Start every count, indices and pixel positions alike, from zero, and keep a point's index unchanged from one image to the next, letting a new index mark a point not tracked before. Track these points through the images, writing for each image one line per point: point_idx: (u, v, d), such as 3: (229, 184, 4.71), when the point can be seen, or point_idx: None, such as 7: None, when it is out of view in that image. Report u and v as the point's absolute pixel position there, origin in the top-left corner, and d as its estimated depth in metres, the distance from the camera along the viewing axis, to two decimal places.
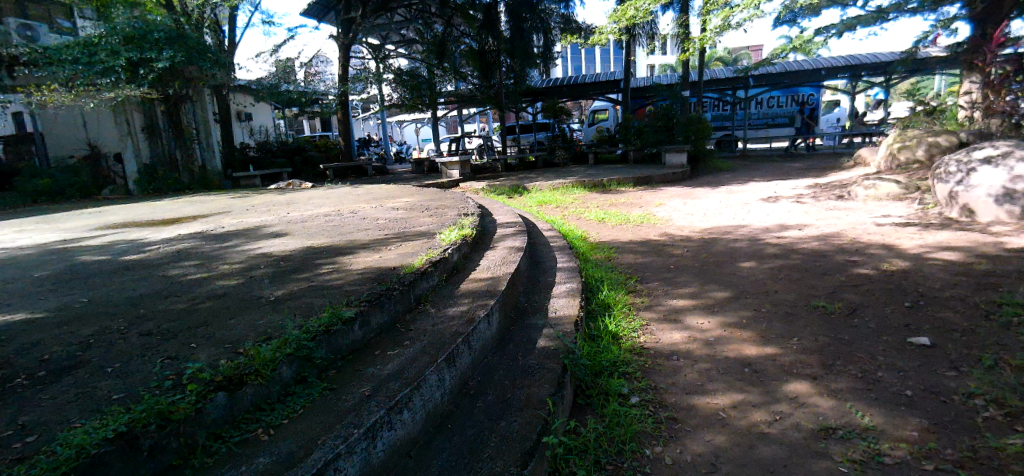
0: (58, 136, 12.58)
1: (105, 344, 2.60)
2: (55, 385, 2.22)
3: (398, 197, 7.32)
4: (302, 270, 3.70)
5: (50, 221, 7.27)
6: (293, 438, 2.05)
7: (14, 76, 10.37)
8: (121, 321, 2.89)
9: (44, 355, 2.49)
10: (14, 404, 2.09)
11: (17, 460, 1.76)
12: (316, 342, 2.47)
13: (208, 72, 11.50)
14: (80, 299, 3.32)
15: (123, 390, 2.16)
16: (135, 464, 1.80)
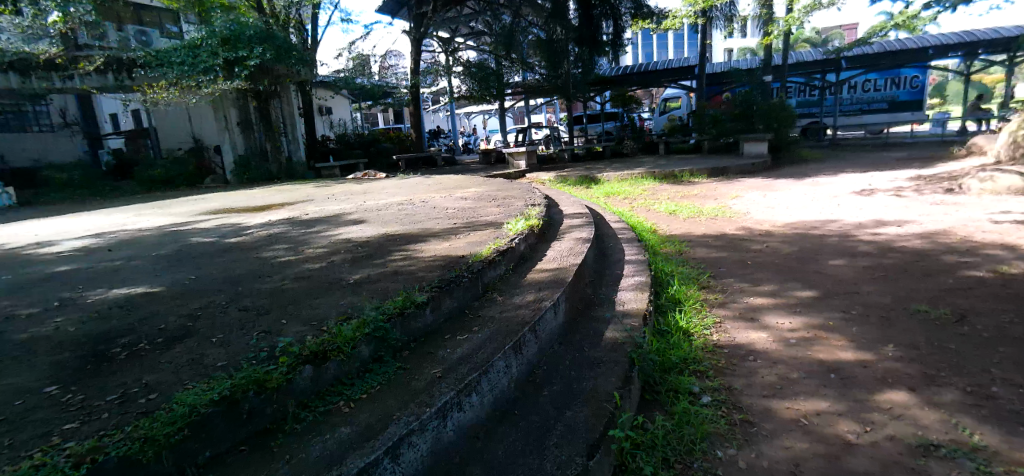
0: (167, 132, 14.24)
1: (211, 316, 2.80)
2: (170, 351, 2.40)
3: (467, 187, 7.40)
4: (377, 256, 3.81)
5: (161, 206, 7.97)
6: (371, 410, 2.12)
7: (133, 77, 11.60)
8: (223, 296, 3.11)
9: (162, 324, 2.71)
10: (138, 365, 2.28)
11: (144, 413, 1.91)
12: (391, 323, 2.55)
13: (294, 69, 12.09)
14: (190, 276, 3.59)
15: (226, 358, 2.30)
16: (235, 424, 1.93)
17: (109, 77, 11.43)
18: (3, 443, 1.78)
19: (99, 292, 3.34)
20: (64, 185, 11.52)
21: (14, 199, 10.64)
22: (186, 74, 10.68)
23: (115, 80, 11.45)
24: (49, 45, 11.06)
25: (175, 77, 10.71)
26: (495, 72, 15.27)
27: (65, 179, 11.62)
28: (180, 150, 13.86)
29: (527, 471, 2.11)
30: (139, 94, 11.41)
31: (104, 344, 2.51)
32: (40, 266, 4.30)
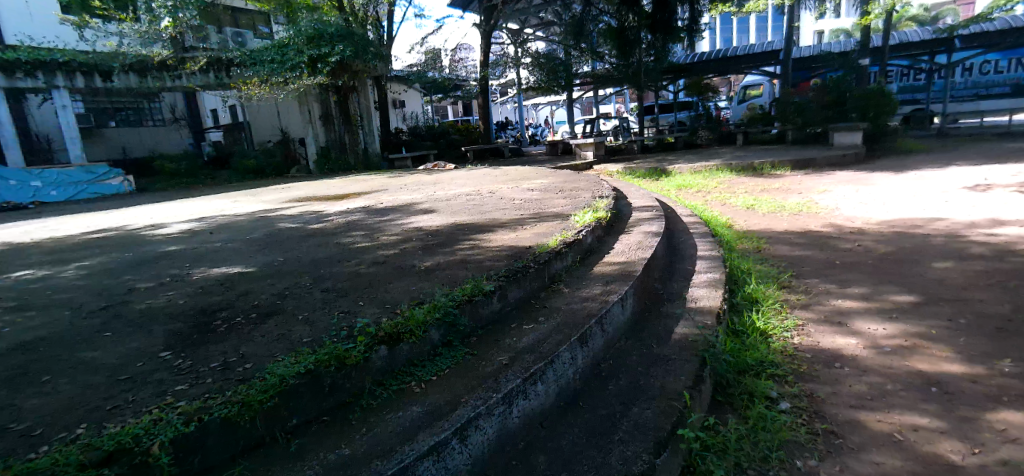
0: (260, 125, 15.47)
1: (297, 295, 2.98)
2: (262, 326, 2.57)
3: (534, 179, 7.35)
4: (446, 245, 3.84)
5: (252, 194, 8.54)
6: (441, 392, 2.15)
7: (231, 75, 12.36)
8: (307, 278, 3.30)
9: (255, 301, 2.94)
10: (235, 337, 2.47)
11: (241, 380, 2.05)
12: (460, 309, 2.56)
13: (371, 64, 12.47)
14: (277, 259, 3.82)
15: (311, 335, 2.42)
16: (319, 396, 2.02)
17: (211, 75, 12.24)
18: (126, 398, 1.97)
19: (203, 271, 3.64)
20: (171, 174, 12.47)
21: (130, 186, 11.81)
22: (276, 71, 11.42)
23: (217, 79, 12.26)
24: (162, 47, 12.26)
25: (266, 74, 11.37)
26: (564, 63, 15.27)
27: (174, 168, 12.61)
28: (269, 142, 14.92)
29: (592, 465, 2.06)
30: (236, 92, 12.25)
31: (207, 317, 2.74)
32: (150, 246, 4.70)
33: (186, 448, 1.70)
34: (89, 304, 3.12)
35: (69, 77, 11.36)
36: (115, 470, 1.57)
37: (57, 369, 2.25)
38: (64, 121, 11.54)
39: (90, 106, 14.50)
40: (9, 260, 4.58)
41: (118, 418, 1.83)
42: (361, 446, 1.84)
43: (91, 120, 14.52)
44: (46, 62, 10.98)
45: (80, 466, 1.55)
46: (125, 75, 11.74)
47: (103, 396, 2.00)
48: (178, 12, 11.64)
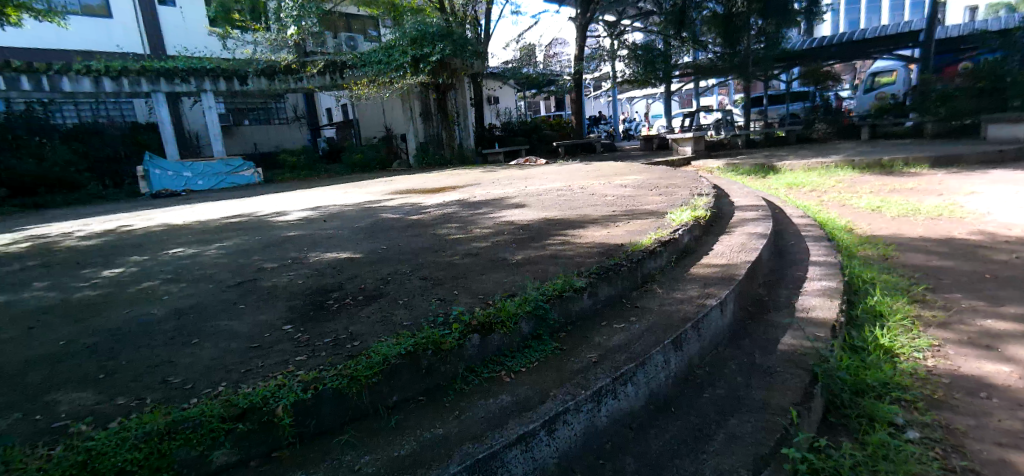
0: (366, 121, 16.38)
1: (398, 281, 3.13)
2: (368, 307, 2.76)
3: (629, 174, 7.10)
4: (537, 239, 3.79)
5: (358, 185, 9.07)
6: (530, 384, 2.15)
7: (344, 77, 12.85)
8: (406, 266, 3.43)
9: (362, 284, 3.13)
10: (346, 315, 2.67)
11: (350, 356, 2.20)
12: (550, 304, 2.54)
13: (469, 62, 12.65)
14: (380, 247, 3.98)
15: (411, 319, 2.55)
16: (417, 376, 2.12)
17: (327, 77, 12.88)
18: (257, 363, 2.20)
19: (316, 255, 3.89)
20: (292, 167, 13.52)
21: (259, 177, 12.91)
22: (382, 71, 12.01)
23: (332, 80, 12.81)
24: (288, 53, 13.35)
25: (374, 74, 12.10)
26: (663, 54, 14.36)
27: (294, 161, 13.64)
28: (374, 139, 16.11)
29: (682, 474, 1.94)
30: (349, 93, 12.98)
31: (321, 296, 2.96)
32: (274, 231, 5.09)
33: (304, 413, 1.87)
34: (227, 280, 3.45)
35: (214, 81, 12.51)
36: (247, 426, 1.78)
37: (203, 333, 2.58)
38: (210, 121, 12.74)
39: (229, 107, 16.04)
40: (162, 239, 5.16)
41: (249, 380, 2.05)
42: (454, 428, 1.91)
43: (230, 119, 16.04)
44: (199, 70, 12.22)
45: (221, 419, 1.76)
46: (258, 78, 12.84)
47: (237, 360, 2.25)
48: (301, 20, 12.50)
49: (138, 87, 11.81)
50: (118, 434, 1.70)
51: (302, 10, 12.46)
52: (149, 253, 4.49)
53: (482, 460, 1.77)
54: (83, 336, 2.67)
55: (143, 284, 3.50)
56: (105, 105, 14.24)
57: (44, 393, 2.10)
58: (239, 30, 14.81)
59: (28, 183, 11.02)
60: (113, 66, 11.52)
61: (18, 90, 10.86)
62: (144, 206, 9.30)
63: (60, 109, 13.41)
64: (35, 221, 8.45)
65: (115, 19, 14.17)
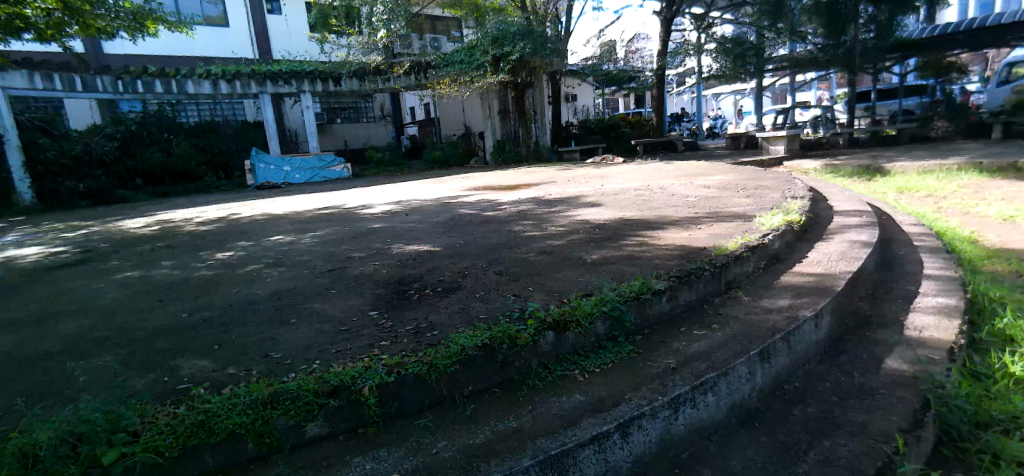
0: (447, 119, 16.81)
1: (475, 275, 3.16)
2: (447, 298, 2.81)
3: (713, 175, 6.80)
4: (614, 239, 3.70)
5: (437, 181, 9.30)
6: (605, 386, 2.13)
7: (428, 77, 13.37)
8: (482, 261, 3.46)
9: (441, 276, 3.19)
10: (426, 305, 2.74)
11: (429, 344, 2.26)
12: (627, 305, 2.47)
13: (549, 60, 12.54)
14: (457, 242, 4.05)
15: (487, 312, 2.57)
16: (493, 369, 2.17)
17: (412, 77, 13.38)
18: (346, 345, 2.31)
19: (398, 246, 4.02)
20: (378, 162, 14.21)
21: (349, 172, 13.63)
22: (464, 70, 12.25)
23: (416, 80, 13.30)
24: (378, 55, 13.94)
25: (456, 74, 12.38)
26: (755, 46, 13.60)
27: (380, 157, 14.28)
28: (453, 137, 16.53)
29: None
30: (432, 92, 13.36)
31: (403, 286, 3.05)
32: (360, 222, 5.32)
33: (387, 395, 1.98)
34: (320, 266, 3.64)
35: (312, 83, 13.30)
36: (338, 402, 1.92)
37: (299, 314, 2.73)
38: (307, 120, 13.55)
39: (324, 107, 17.03)
40: (264, 227, 5.54)
41: (340, 360, 2.17)
42: (527, 423, 1.94)
43: (324, 118, 17.02)
44: (299, 73, 13.06)
45: (315, 393, 1.90)
46: (350, 79, 13.39)
47: (329, 340, 2.38)
48: (390, 23, 12.97)
49: (248, 89, 12.75)
50: (230, 399, 1.87)
51: (392, 14, 12.92)
52: (253, 240, 4.83)
53: (555, 457, 1.79)
54: (200, 310, 2.93)
55: (249, 267, 3.77)
56: (221, 105, 15.49)
57: (168, 359, 2.31)
58: (335, 34, 15.63)
59: (158, 174, 12.36)
60: (232, 70, 12.51)
61: (153, 93, 11.87)
62: (248, 197, 10.05)
63: (186, 110, 14.82)
64: (155, 208, 9.36)
65: (232, 29, 15.39)
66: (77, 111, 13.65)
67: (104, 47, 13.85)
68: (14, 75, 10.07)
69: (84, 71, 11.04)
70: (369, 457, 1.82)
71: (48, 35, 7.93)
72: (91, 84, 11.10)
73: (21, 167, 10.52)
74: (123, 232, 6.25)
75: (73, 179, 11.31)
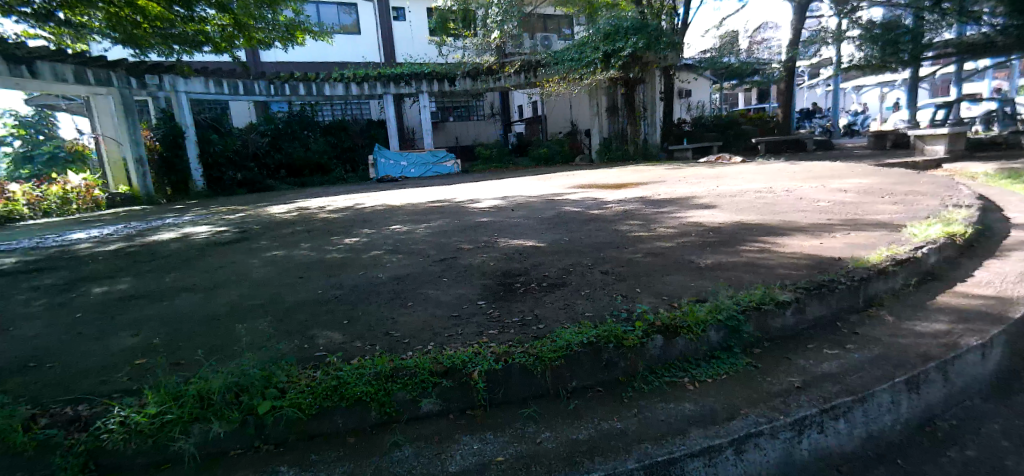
0: (554, 117, 16.84)
1: (579, 273, 3.08)
2: (552, 294, 2.77)
3: (852, 178, 6.12)
4: (731, 244, 3.44)
5: (543, 178, 9.30)
6: (718, 397, 1.99)
7: (537, 76, 13.51)
8: (587, 259, 3.37)
9: (545, 272, 3.15)
10: (531, 298, 2.72)
11: (534, 337, 2.25)
12: (745, 316, 2.28)
13: (664, 55, 11.81)
14: (562, 238, 4.00)
15: (592, 310, 2.50)
16: (598, 367, 2.11)
17: (522, 77, 13.62)
18: (455, 331, 2.36)
19: (504, 241, 4.04)
20: (486, 158, 14.59)
21: (459, 167, 14.11)
22: (573, 67, 12.13)
23: (526, 79, 13.56)
24: (490, 55, 14.22)
25: (566, 71, 12.31)
26: (912, 31, 11.66)
27: (487, 153, 14.63)
28: (559, 134, 16.53)
29: None
30: (541, 90, 13.47)
31: (508, 279, 3.05)
32: (468, 216, 5.45)
33: (495, 382, 2.01)
34: (432, 255, 3.76)
35: (430, 83, 13.92)
36: (450, 382, 1.99)
37: (413, 298, 2.84)
38: (423, 118, 14.19)
39: (439, 105, 17.77)
40: (383, 217, 5.87)
41: (452, 344, 2.23)
42: (633, 426, 1.86)
43: (438, 116, 17.74)
44: (421, 75, 13.75)
45: (430, 372, 1.99)
46: (464, 80, 14.05)
47: (440, 325, 2.45)
48: (504, 24, 12.86)
49: (375, 90, 13.61)
50: (356, 371, 2.00)
51: (505, 15, 12.81)
52: (374, 228, 5.11)
53: (661, 464, 1.71)
54: (333, 287, 3.15)
55: (371, 252, 3.99)
56: (351, 105, 16.77)
57: (306, 329, 2.51)
58: (452, 37, 16.03)
59: (298, 167, 13.55)
60: (362, 73, 13.44)
61: (297, 95, 12.98)
62: (369, 189, 10.73)
63: (322, 110, 16.24)
64: (288, 197, 10.28)
65: (362, 34, 16.43)
66: (240, 114, 15.54)
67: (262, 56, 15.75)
68: (195, 81, 11.47)
69: (246, 78, 12.22)
70: (476, 437, 1.87)
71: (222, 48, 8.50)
72: (251, 89, 12.30)
73: (196, 157, 12.00)
74: (269, 216, 6.95)
75: (234, 170, 12.62)
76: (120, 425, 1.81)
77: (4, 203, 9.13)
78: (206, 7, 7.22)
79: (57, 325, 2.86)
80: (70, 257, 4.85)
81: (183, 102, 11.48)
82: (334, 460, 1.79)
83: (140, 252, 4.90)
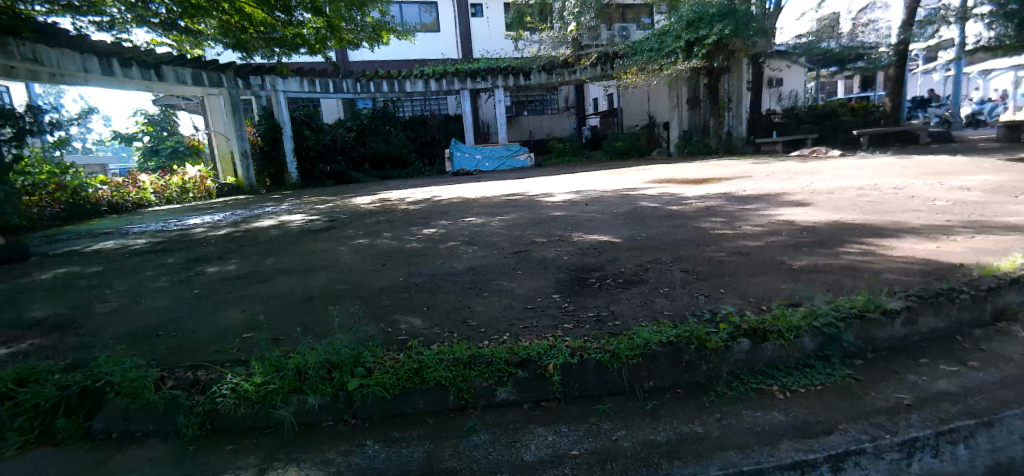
0: (631, 109, 16.42)
1: (658, 270, 2.96)
2: (628, 291, 2.67)
3: (971, 174, 5.49)
4: (828, 245, 3.18)
5: (618, 173, 9.10)
6: (814, 408, 1.83)
7: (615, 67, 13.26)
8: (666, 256, 3.23)
9: (621, 268, 3.05)
10: (606, 294, 2.64)
11: (611, 333, 2.18)
12: (846, 323, 2.09)
13: (752, 41, 11.12)
14: (640, 234, 3.87)
15: (672, 309, 2.38)
16: (678, 368, 2.01)
17: (599, 68, 13.41)
18: (530, 323, 2.34)
19: (579, 235, 3.97)
20: (559, 152, 14.50)
21: (532, 161, 14.10)
22: (654, 57, 11.72)
23: (603, 71, 13.31)
24: (567, 48, 14.07)
25: (645, 62, 11.96)
26: None
27: (561, 147, 14.52)
28: (636, 127, 16.10)
29: None
30: (618, 82, 13.20)
31: (583, 274, 2.99)
32: (542, 210, 5.41)
33: (570, 376, 1.97)
34: (507, 248, 3.76)
35: (505, 78, 13.98)
36: (525, 373, 1.96)
37: (488, 289, 2.84)
38: (498, 113, 14.28)
39: (513, 99, 17.82)
40: (459, 209, 5.96)
41: (526, 336, 2.20)
42: (716, 431, 1.76)
43: (512, 110, 17.80)
44: (497, 70, 13.85)
45: (506, 362, 1.97)
46: (540, 73, 13.93)
47: (515, 316, 2.43)
48: (581, 15, 12.79)
49: (452, 86, 13.86)
50: (435, 357, 2.03)
51: (583, 7, 12.71)
52: (451, 219, 5.20)
53: (747, 474, 1.60)
54: (413, 276, 3.22)
55: (448, 243, 4.05)
56: (430, 101, 17.21)
57: (389, 314, 2.58)
58: (528, 31, 15.90)
59: (380, 160, 14.08)
60: (440, 70, 13.72)
61: (379, 92, 13.45)
62: (446, 183, 10.94)
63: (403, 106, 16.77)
64: (370, 189, 10.69)
65: (442, 32, 16.83)
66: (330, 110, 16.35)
67: (351, 55, 16.52)
68: (292, 80, 12.11)
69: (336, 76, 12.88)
70: (551, 429, 1.83)
71: (317, 50, 8.80)
72: (340, 87, 12.92)
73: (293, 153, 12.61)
74: (352, 207, 7.27)
75: (324, 163, 13.35)
76: (232, 390, 1.94)
77: (135, 192, 9.75)
78: (303, 11, 7.67)
79: (173, 299, 3.13)
80: (187, 240, 5.30)
81: (281, 100, 12.09)
82: (414, 441, 1.82)
83: (241, 237, 5.27)
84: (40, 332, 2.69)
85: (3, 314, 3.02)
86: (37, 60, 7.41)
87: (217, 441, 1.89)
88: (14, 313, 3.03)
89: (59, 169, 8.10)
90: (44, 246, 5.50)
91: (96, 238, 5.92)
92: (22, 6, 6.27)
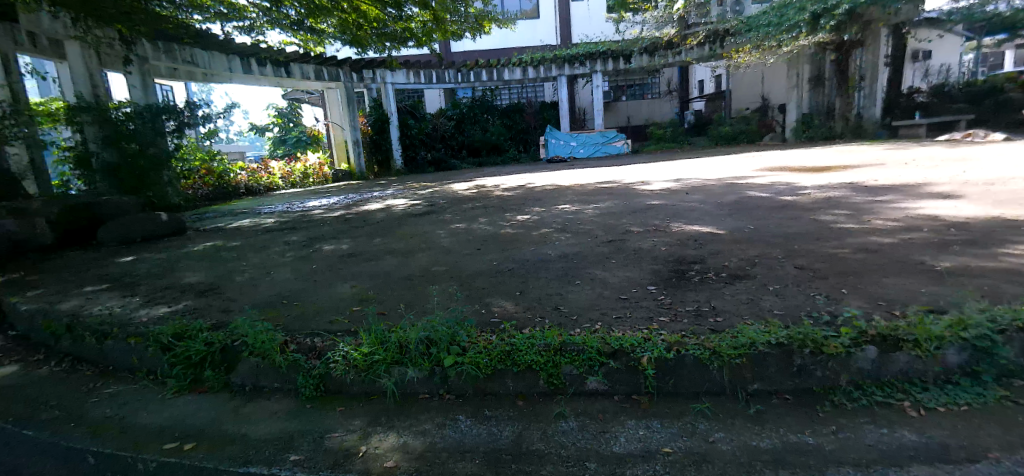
0: (740, 93, 15.33)
1: (768, 266, 2.71)
2: (732, 286, 2.47)
3: None
4: (983, 245, 2.73)
5: (723, 160, 8.53)
6: (957, 431, 1.57)
7: (724, 46, 12.50)
8: (778, 251, 2.95)
9: (725, 261, 2.83)
10: (707, 288, 2.46)
11: (712, 330, 2.02)
12: (1004, 338, 1.77)
13: (894, 8, 9.75)
14: (749, 226, 3.57)
15: (783, 308, 2.17)
16: (787, 372, 1.82)
17: (706, 48, 12.69)
18: (624, 314, 2.23)
19: (679, 225, 3.74)
20: (658, 138, 13.91)
21: (630, 147, 13.64)
22: (772, 32, 10.70)
23: (711, 51, 12.61)
24: (672, 28, 13.36)
25: (760, 39, 11.06)
26: None
27: (660, 133, 13.92)
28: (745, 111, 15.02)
29: None
30: (728, 61, 12.37)
31: (682, 266, 2.80)
32: (639, 198, 5.19)
33: (666, 371, 1.85)
34: (601, 236, 3.63)
35: (605, 62, 13.55)
36: (617, 364, 1.87)
37: (581, 277, 2.75)
38: (596, 98, 13.93)
39: (612, 84, 17.32)
40: (554, 196, 5.88)
41: (619, 326, 2.10)
42: (832, 445, 1.56)
43: (611, 95, 17.31)
44: (597, 54, 13.47)
45: (597, 352, 1.89)
46: (641, 56, 13.35)
47: (609, 306, 2.33)
48: None
49: (549, 72, 13.68)
50: (526, 341, 1.99)
51: None
52: (545, 206, 5.14)
53: None
54: (507, 261, 3.20)
55: (541, 230, 3.99)
56: (527, 88, 17.19)
57: (484, 296, 2.57)
58: (630, 12, 15.18)
59: (477, 147, 14.32)
60: (540, 57, 13.59)
61: (477, 80, 13.58)
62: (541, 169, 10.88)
63: (500, 93, 16.90)
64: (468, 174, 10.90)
65: (541, 19, 16.73)
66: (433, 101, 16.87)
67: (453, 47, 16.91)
68: (399, 73, 12.61)
69: (438, 67, 13.22)
70: (642, 424, 1.73)
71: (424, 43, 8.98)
72: (442, 77, 13.25)
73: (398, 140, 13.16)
74: (450, 192, 7.44)
75: (424, 149, 13.83)
76: (342, 357, 2.03)
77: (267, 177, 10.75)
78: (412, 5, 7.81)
79: (290, 273, 3.36)
80: (307, 220, 5.69)
81: (389, 92, 12.59)
82: (504, 421, 1.79)
83: (350, 218, 5.58)
84: (189, 294, 3.00)
85: (161, 279, 3.41)
86: (195, 63, 8.34)
87: (320, 403, 1.98)
88: (171, 278, 3.41)
89: (207, 156, 9.30)
90: (195, 221, 6.19)
91: (235, 216, 6.57)
92: (185, 17, 6.98)
